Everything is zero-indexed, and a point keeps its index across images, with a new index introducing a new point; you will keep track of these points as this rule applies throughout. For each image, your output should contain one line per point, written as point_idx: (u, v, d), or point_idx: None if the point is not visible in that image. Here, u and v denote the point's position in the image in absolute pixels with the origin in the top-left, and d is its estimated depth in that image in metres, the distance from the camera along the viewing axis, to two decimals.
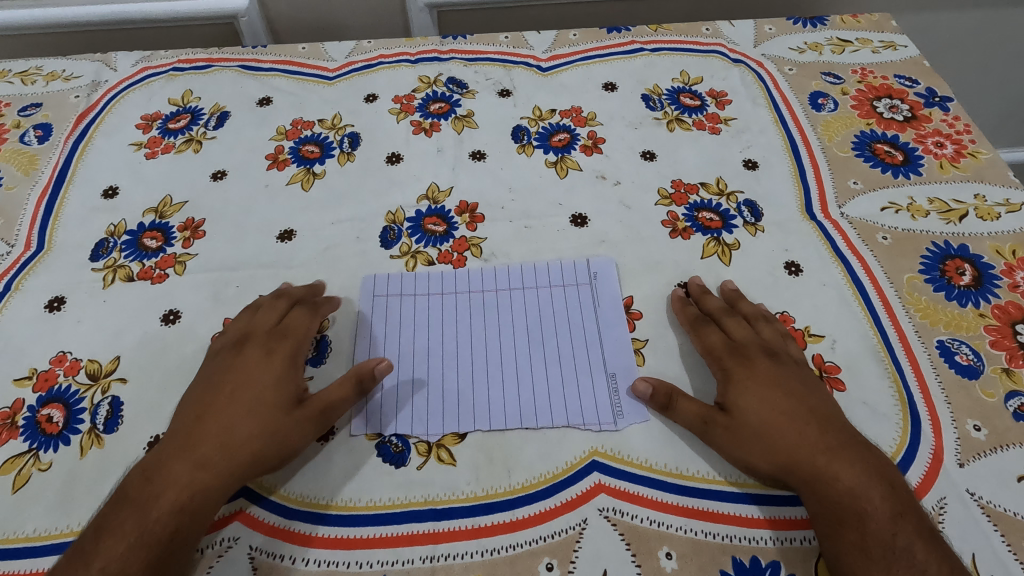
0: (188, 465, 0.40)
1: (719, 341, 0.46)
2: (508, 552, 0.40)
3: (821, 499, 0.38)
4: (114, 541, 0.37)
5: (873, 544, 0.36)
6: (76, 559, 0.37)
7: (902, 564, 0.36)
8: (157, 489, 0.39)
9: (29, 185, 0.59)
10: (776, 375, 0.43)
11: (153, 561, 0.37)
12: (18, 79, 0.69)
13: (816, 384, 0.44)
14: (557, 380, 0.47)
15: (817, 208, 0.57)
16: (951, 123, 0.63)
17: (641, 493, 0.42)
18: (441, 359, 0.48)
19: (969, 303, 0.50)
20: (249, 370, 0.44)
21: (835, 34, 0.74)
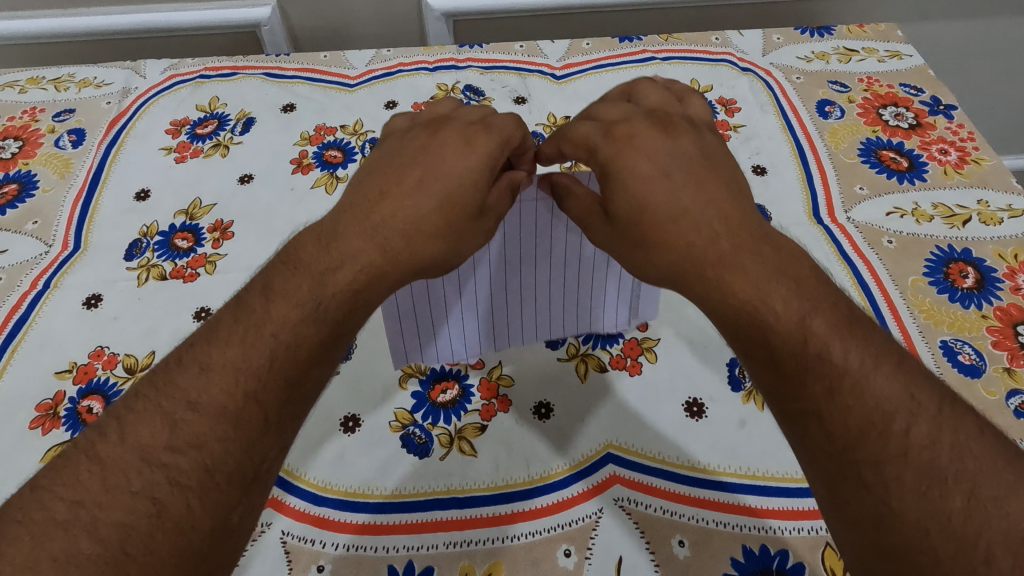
0: (371, 247, 0.39)
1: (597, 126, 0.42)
2: (527, 539, 0.42)
3: (727, 308, 0.35)
4: (285, 310, 0.36)
5: (784, 362, 0.33)
6: (244, 317, 0.35)
7: (817, 371, 0.31)
8: (338, 261, 0.38)
9: (64, 187, 0.62)
10: (657, 150, 0.39)
11: (323, 342, 0.36)
12: (52, 86, 0.72)
13: (726, 168, 0.40)
14: (564, 303, 0.49)
15: (823, 209, 0.59)
16: (955, 131, 0.65)
17: (654, 484, 0.43)
18: (454, 287, 0.45)
19: (971, 305, 0.52)
20: (446, 156, 0.42)
21: (842, 44, 0.76)
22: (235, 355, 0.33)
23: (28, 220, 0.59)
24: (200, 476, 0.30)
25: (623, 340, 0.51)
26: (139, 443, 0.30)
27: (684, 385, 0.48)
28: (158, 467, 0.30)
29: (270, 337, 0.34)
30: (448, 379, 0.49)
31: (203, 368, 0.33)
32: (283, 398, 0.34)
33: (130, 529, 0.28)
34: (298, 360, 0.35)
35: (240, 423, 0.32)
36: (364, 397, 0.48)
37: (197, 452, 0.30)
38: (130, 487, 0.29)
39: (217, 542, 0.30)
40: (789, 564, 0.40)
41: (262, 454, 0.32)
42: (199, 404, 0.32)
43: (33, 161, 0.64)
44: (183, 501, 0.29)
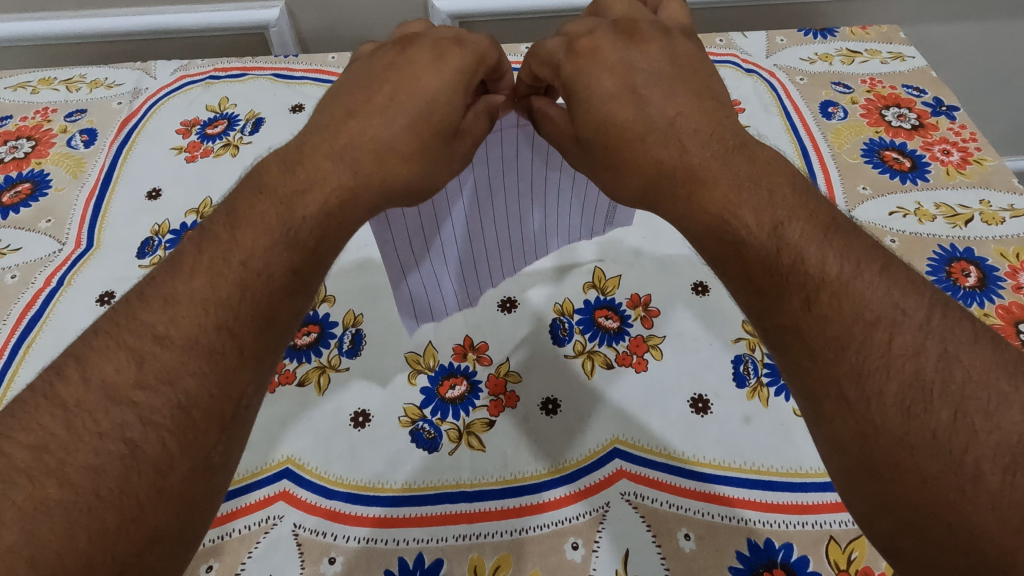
0: (341, 170, 0.36)
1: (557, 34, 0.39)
2: (535, 532, 0.42)
3: (701, 225, 0.34)
4: (256, 236, 0.33)
5: (756, 271, 0.31)
6: (209, 245, 0.32)
7: (792, 282, 0.30)
8: (307, 183, 0.35)
9: (77, 186, 0.63)
10: (620, 61, 0.37)
11: (297, 268, 0.33)
12: (63, 86, 0.73)
13: (707, 79, 0.38)
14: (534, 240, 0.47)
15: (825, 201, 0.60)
16: (957, 131, 0.66)
17: (660, 478, 0.44)
18: (435, 216, 0.40)
19: (974, 303, 0.52)
20: (423, 70, 0.37)
21: (845, 45, 0.76)
22: (202, 285, 0.31)
23: (42, 219, 0.60)
24: (174, 414, 0.28)
25: (628, 337, 0.52)
26: (104, 382, 0.28)
27: (690, 382, 0.49)
28: (128, 406, 0.28)
29: (238, 265, 0.32)
30: (456, 375, 0.50)
31: (168, 299, 0.30)
32: (259, 331, 0.31)
33: (102, 473, 0.26)
34: (272, 288, 0.32)
35: (213, 354, 0.30)
36: (372, 392, 0.49)
37: (170, 389, 0.28)
38: (98, 428, 0.27)
39: (197, 483, 0.29)
40: (794, 557, 0.40)
41: (241, 390, 0.30)
42: (167, 338, 0.29)
43: (46, 160, 0.65)
44: (158, 441, 0.27)
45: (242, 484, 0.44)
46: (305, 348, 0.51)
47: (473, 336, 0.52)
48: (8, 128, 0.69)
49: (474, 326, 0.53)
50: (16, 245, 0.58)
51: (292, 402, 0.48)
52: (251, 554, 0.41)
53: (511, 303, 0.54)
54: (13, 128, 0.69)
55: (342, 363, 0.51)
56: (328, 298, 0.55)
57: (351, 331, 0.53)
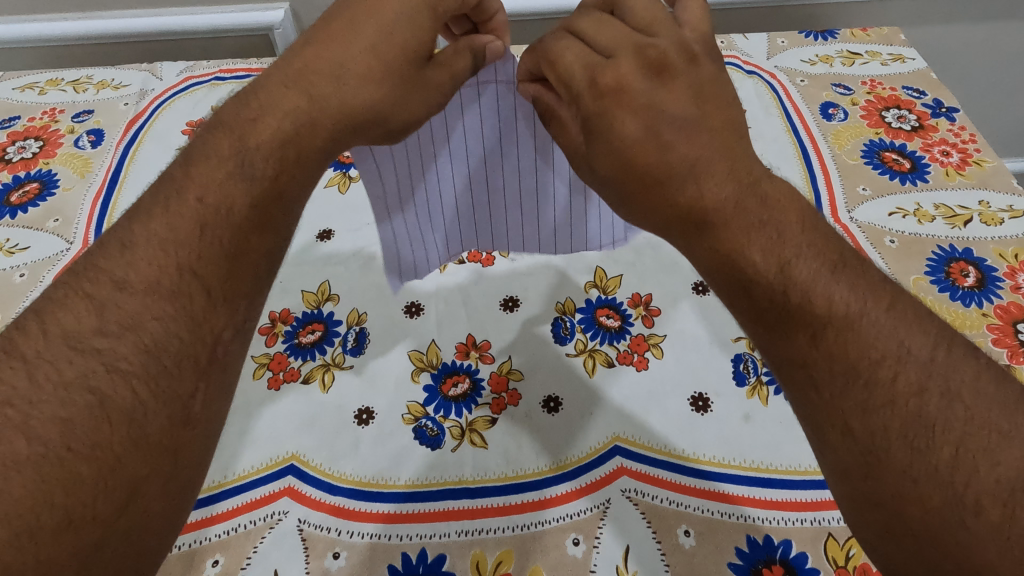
0: (296, 94, 0.36)
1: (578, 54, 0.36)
2: (537, 528, 0.43)
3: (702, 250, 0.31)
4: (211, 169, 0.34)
5: (763, 307, 0.29)
6: (165, 186, 0.33)
7: (798, 319, 0.28)
8: (259, 112, 0.36)
9: (84, 186, 0.63)
10: (647, 105, 0.33)
11: (258, 203, 0.34)
12: (71, 87, 0.74)
13: (729, 108, 0.34)
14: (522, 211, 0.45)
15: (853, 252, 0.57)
16: (956, 133, 0.66)
17: (661, 476, 0.45)
18: (409, 163, 0.40)
19: (972, 303, 0.53)
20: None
21: (845, 47, 0.77)
22: (160, 226, 0.31)
23: (49, 218, 0.61)
24: (142, 360, 0.28)
25: (629, 336, 0.52)
26: (65, 333, 0.28)
27: (690, 379, 0.49)
28: (92, 354, 0.28)
29: (194, 202, 0.32)
30: (458, 373, 0.50)
31: (125, 246, 0.31)
32: (225, 272, 0.32)
33: (70, 425, 0.26)
34: (233, 222, 0.32)
35: (179, 298, 0.30)
36: (377, 390, 0.50)
37: (134, 334, 0.28)
38: (60, 378, 0.27)
39: (178, 434, 0.29)
40: (792, 553, 0.41)
41: (214, 332, 0.31)
42: (126, 282, 0.30)
43: (53, 160, 0.66)
44: (127, 387, 0.27)
45: (247, 481, 0.45)
46: (310, 347, 0.52)
47: (475, 335, 0.53)
48: (16, 128, 0.69)
49: (476, 325, 0.53)
50: (24, 245, 0.59)
51: (297, 400, 0.49)
52: (257, 549, 0.42)
53: (513, 301, 0.55)
54: (21, 128, 0.69)
55: (346, 361, 0.51)
56: (332, 297, 0.55)
57: (355, 329, 0.53)
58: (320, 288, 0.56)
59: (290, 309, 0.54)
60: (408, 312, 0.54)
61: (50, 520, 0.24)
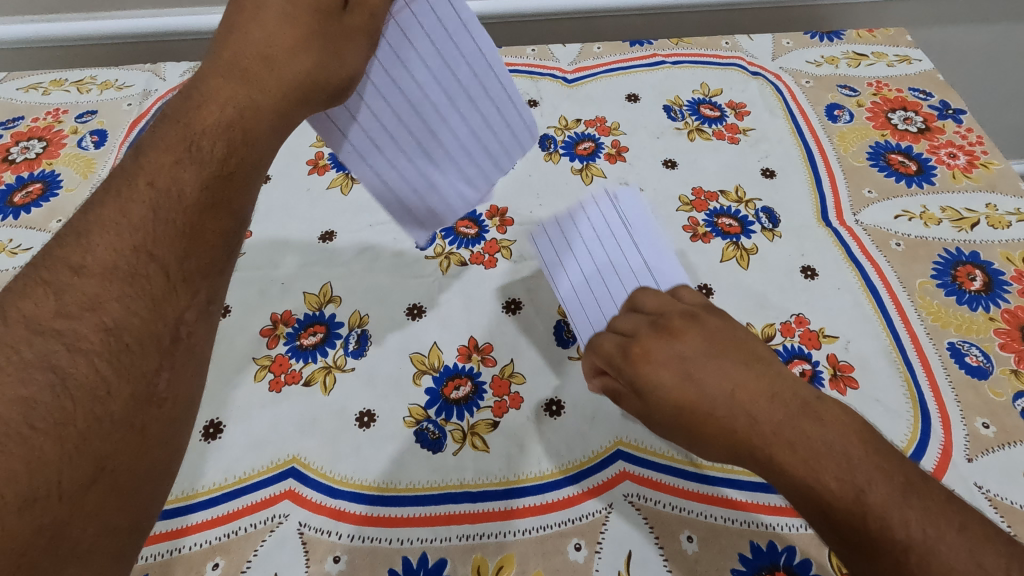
0: (234, 83, 0.33)
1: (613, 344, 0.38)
2: (538, 532, 0.43)
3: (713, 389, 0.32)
4: (162, 156, 0.32)
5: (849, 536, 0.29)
6: (116, 177, 0.31)
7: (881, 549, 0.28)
8: (200, 99, 0.33)
9: (87, 187, 0.64)
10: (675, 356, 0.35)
11: (209, 184, 0.32)
12: (74, 88, 0.74)
13: (746, 343, 0.36)
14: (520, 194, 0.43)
15: (938, 429, 0.46)
16: (963, 135, 0.66)
17: (663, 480, 0.44)
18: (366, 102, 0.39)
19: (979, 307, 0.52)
20: None
21: (851, 48, 0.76)
22: (112, 211, 0.30)
23: (53, 219, 0.61)
24: (102, 339, 0.28)
25: None
26: (24, 316, 0.27)
27: None
28: (52, 335, 0.27)
29: (145, 186, 0.31)
30: (460, 375, 0.50)
31: (80, 234, 0.29)
32: (183, 252, 0.31)
33: (34, 405, 0.25)
34: (186, 204, 0.31)
35: (138, 279, 0.29)
36: (379, 392, 0.49)
37: (95, 315, 0.28)
38: (19, 358, 0.26)
39: (144, 410, 0.28)
40: (796, 560, 0.41)
41: (177, 314, 0.30)
42: (83, 267, 0.29)
43: (56, 161, 0.66)
44: (90, 367, 0.27)
45: (248, 483, 0.45)
46: (312, 348, 0.52)
47: (477, 337, 0.52)
48: (20, 128, 0.69)
49: (478, 327, 0.53)
50: (26, 245, 0.59)
51: (298, 401, 0.49)
52: (257, 552, 0.42)
53: (516, 304, 0.54)
54: (25, 128, 0.69)
55: (348, 364, 0.51)
56: (334, 298, 0.55)
57: (357, 331, 0.53)
58: (322, 291, 0.55)
59: (292, 310, 0.54)
60: (412, 314, 0.54)
61: (16, 496, 0.24)
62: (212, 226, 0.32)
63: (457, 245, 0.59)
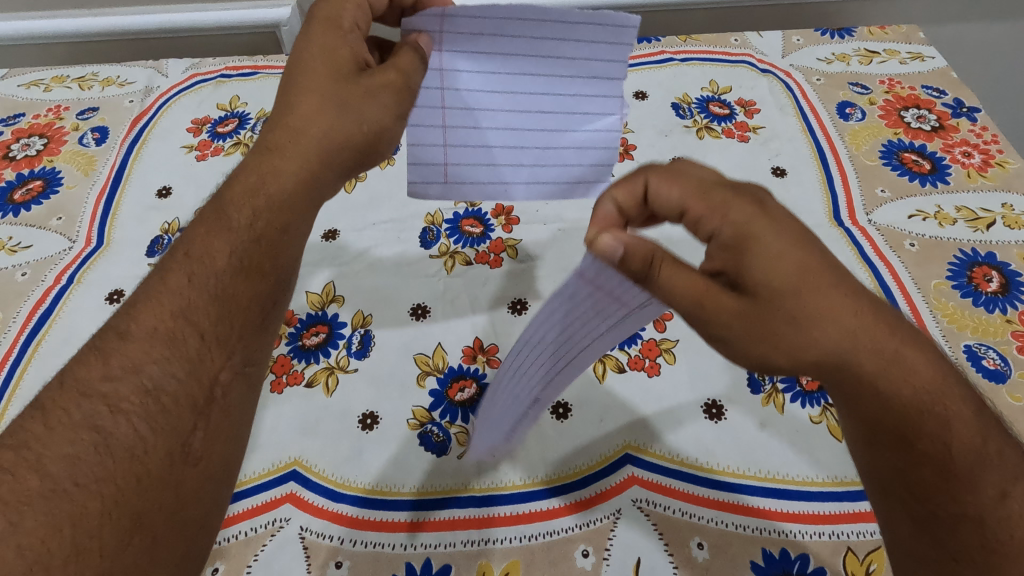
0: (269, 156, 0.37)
1: (685, 187, 0.32)
2: (544, 538, 0.42)
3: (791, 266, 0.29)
4: (204, 231, 0.36)
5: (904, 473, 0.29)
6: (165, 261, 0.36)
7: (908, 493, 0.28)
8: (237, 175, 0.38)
9: (88, 184, 0.63)
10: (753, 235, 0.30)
11: (238, 251, 0.35)
12: (76, 84, 0.73)
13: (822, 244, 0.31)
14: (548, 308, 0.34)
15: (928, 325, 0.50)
16: (978, 133, 0.64)
17: (672, 485, 0.43)
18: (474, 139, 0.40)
19: (996, 309, 0.51)
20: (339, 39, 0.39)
21: (862, 46, 0.75)
22: (156, 284, 0.34)
23: (53, 217, 0.60)
24: (142, 400, 0.31)
25: (640, 340, 0.51)
26: (76, 381, 0.31)
27: (703, 386, 0.48)
28: (99, 398, 0.30)
29: (182, 257, 0.35)
30: (465, 377, 0.49)
31: (131, 307, 0.34)
32: (216, 315, 0.34)
33: (78, 461, 0.29)
34: (217, 268, 0.35)
35: (175, 344, 0.33)
36: (383, 394, 0.48)
37: (135, 377, 0.31)
38: (70, 419, 0.30)
39: (178, 469, 0.31)
40: (810, 569, 0.40)
41: (212, 376, 0.33)
42: (129, 334, 0.32)
43: (57, 158, 0.65)
44: (129, 426, 0.30)
45: (248, 487, 0.44)
46: (314, 349, 0.51)
47: (482, 339, 0.51)
48: (21, 125, 0.69)
49: (483, 328, 0.52)
50: (26, 243, 0.58)
51: (300, 403, 0.48)
52: (257, 557, 0.41)
53: (522, 304, 0.53)
54: (26, 125, 0.69)
55: (350, 365, 0.50)
56: (337, 299, 0.54)
57: (359, 332, 0.52)
58: (324, 290, 0.55)
59: (294, 311, 0.53)
60: (416, 314, 0.53)
61: (61, 549, 0.27)
62: (245, 287, 0.35)
63: (461, 245, 0.58)
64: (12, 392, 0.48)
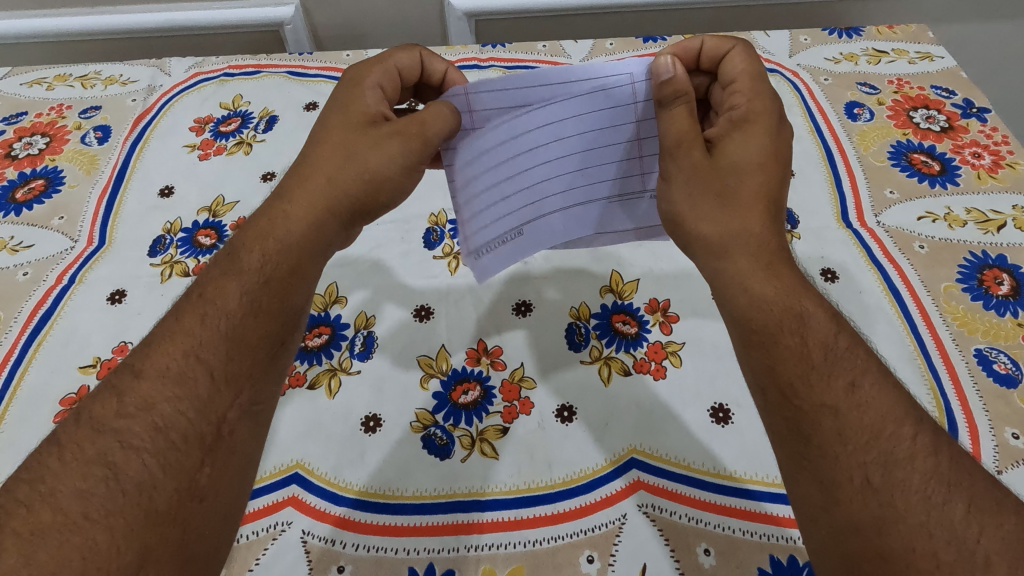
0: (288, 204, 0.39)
1: (749, 68, 0.38)
2: (548, 544, 0.41)
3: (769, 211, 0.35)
4: (227, 277, 0.36)
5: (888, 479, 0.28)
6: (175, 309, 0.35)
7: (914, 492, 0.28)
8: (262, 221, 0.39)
9: (90, 183, 0.62)
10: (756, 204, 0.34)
11: (249, 294, 0.36)
12: (78, 83, 0.73)
13: None
14: (610, 126, 0.37)
15: (965, 439, 0.44)
16: (988, 134, 0.64)
17: (679, 490, 0.43)
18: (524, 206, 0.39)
19: (1007, 313, 0.50)
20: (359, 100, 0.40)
21: (871, 45, 0.74)
22: (171, 323, 0.35)
23: (55, 216, 0.60)
24: (152, 437, 0.31)
25: (646, 343, 0.50)
26: (91, 418, 0.31)
27: (710, 389, 0.47)
28: (111, 434, 0.30)
29: (197, 298, 0.36)
30: (469, 380, 0.49)
31: (147, 345, 0.34)
32: (227, 354, 0.34)
33: (89, 496, 0.28)
34: (229, 310, 0.35)
35: (186, 380, 0.33)
36: (385, 397, 0.48)
37: (148, 415, 0.31)
38: (83, 454, 0.29)
39: (187, 505, 0.31)
40: None
41: (220, 414, 0.33)
42: (143, 371, 0.32)
43: (59, 157, 0.65)
44: (139, 462, 0.30)
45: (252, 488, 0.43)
46: (317, 350, 0.51)
47: (486, 340, 0.51)
48: (23, 123, 0.69)
49: (486, 329, 0.52)
50: (28, 242, 0.58)
51: (302, 405, 0.47)
52: (260, 560, 0.41)
53: (526, 306, 0.53)
54: (28, 124, 0.69)
55: (353, 366, 0.50)
56: (340, 299, 0.54)
57: (363, 333, 0.52)
58: (328, 290, 0.54)
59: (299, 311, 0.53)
60: (419, 316, 0.53)
61: None
62: (255, 329, 0.36)
63: None
64: (12, 392, 0.48)
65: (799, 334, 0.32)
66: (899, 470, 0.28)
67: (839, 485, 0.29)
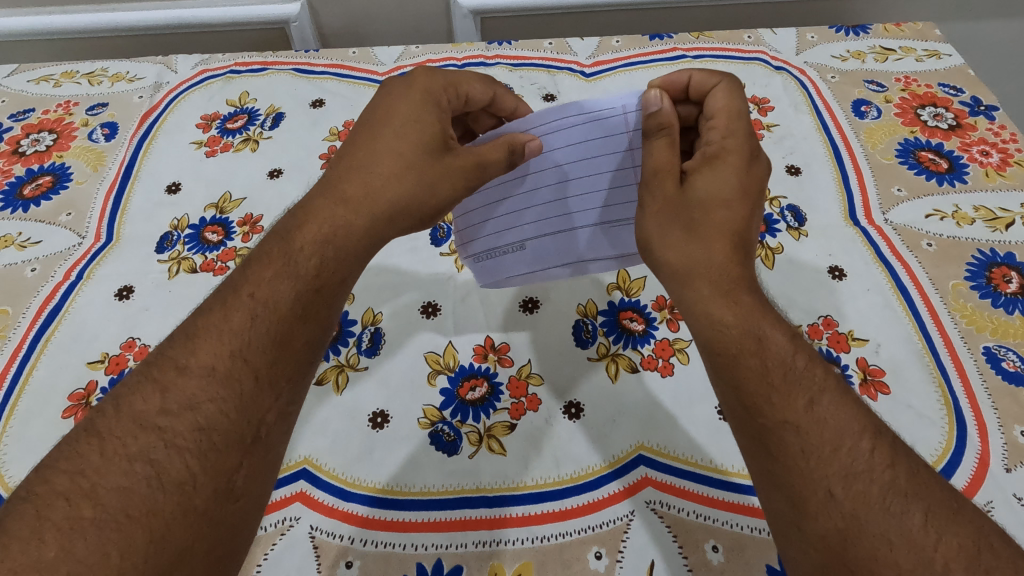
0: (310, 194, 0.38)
1: (728, 104, 0.38)
2: (556, 540, 0.41)
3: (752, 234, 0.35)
4: (264, 269, 0.36)
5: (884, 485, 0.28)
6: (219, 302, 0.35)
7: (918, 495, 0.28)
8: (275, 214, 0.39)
9: (97, 179, 0.63)
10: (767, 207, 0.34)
11: (303, 298, 0.36)
12: (85, 80, 0.73)
13: None
14: (601, 156, 0.39)
15: (959, 480, 0.42)
16: (996, 132, 0.63)
17: (687, 488, 0.43)
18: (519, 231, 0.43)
19: (1016, 310, 0.50)
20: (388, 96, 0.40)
21: (878, 42, 0.74)
22: (218, 318, 0.34)
23: (62, 212, 0.60)
24: (197, 437, 0.31)
25: (654, 340, 0.50)
26: (134, 413, 0.31)
27: None
28: (154, 431, 0.30)
29: (248, 297, 0.35)
30: (476, 376, 0.49)
31: (189, 337, 0.34)
32: (272, 358, 0.34)
33: (131, 493, 0.28)
34: (280, 313, 0.35)
35: (232, 381, 0.33)
36: (394, 393, 0.48)
37: (192, 414, 0.31)
38: (126, 450, 0.30)
39: (224, 506, 0.31)
40: None
41: (260, 417, 0.33)
42: (187, 368, 0.33)
43: (66, 153, 0.65)
44: (183, 463, 0.30)
45: None
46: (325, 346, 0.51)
47: (494, 338, 0.51)
48: (31, 120, 0.69)
49: (495, 325, 0.52)
50: (35, 238, 0.58)
51: (310, 402, 0.47)
52: (268, 555, 0.41)
53: (533, 303, 0.53)
54: (36, 120, 0.69)
55: (360, 363, 0.50)
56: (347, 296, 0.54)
57: (370, 330, 0.52)
58: None
59: None
60: (426, 313, 0.53)
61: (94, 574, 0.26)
62: (301, 334, 0.35)
63: None
64: (21, 386, 0.48)
65: (759, 355, 0.32)
66: (859, 482, 0.29)
67: (805, 500, 0.29)
